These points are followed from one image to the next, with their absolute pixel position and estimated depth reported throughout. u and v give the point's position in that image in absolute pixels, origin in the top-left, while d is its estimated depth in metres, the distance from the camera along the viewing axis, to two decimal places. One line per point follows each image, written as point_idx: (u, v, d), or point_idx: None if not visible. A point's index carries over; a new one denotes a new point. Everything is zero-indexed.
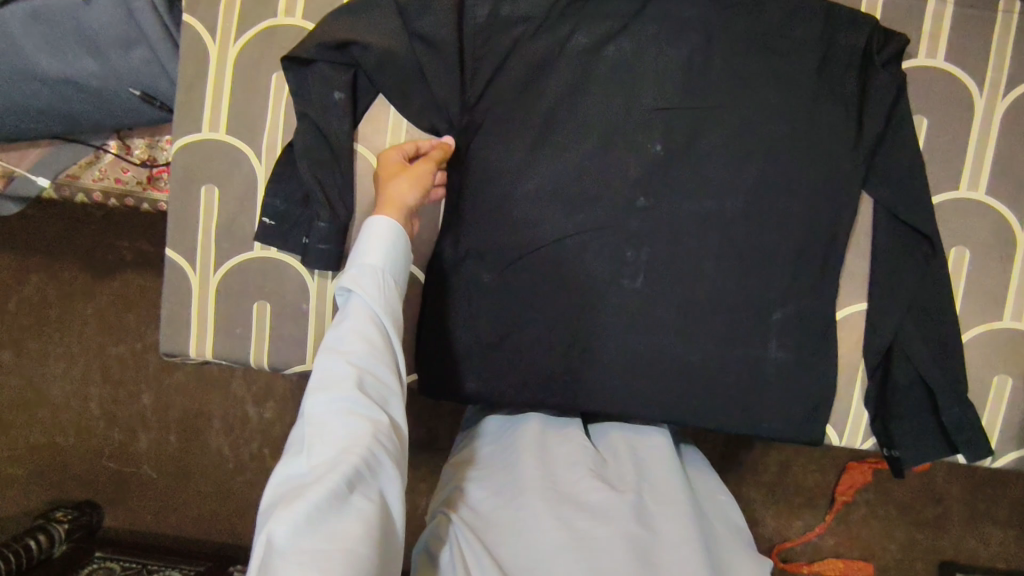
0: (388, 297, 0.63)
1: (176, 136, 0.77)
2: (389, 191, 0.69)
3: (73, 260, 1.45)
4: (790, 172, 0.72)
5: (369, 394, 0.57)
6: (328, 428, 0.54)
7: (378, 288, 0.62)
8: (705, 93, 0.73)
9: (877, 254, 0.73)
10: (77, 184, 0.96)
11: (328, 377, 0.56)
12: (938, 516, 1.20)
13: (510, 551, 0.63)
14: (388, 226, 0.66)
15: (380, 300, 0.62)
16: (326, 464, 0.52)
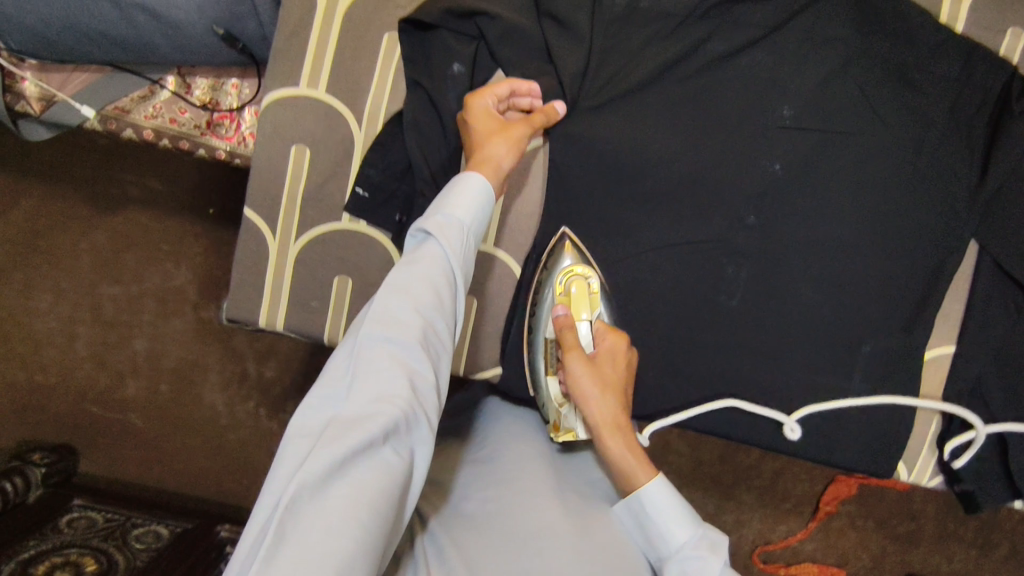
0: (465, 253, 0.57)
1: (269, 87, 0.71)
2: (485, 151, 0.62)
3: (80, 192, 1.35)
4: (907, 208, 0.72)
5: (427, 351, 0.52)
6: (379, 375, 0.49)
7: (460, 242, 0.57)
8: (836, 118, 0.71)
9: (974, 299, 0.73)
10: (127, 119, 0.88)
11: (391, 317, 0.51)
12: (911, 532, 1.30)
13: (484, 544, 0.58)
14: (482, 187, 0.60)
15: (456, 254, 0.56)
16: (368, 406, 0.47)
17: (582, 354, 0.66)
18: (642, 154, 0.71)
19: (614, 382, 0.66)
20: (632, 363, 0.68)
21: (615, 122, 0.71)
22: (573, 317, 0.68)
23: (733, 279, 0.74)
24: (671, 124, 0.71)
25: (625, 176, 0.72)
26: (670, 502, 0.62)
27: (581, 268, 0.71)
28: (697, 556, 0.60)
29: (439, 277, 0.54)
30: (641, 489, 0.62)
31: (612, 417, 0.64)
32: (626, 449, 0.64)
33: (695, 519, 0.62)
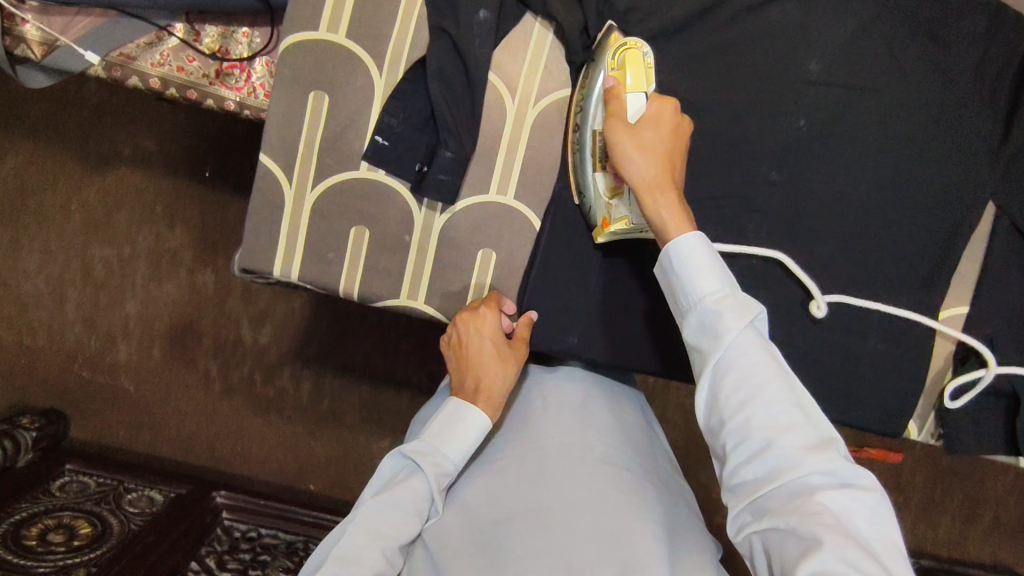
0: (446, 476, 0.70)
1: (288, 30, 0.69)
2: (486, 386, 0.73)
3: (76, 150, 1.32)
4: (926, 168, 0.72)
5: (413, 508, 0.69)
6: (388, 526, 0.67)
7: (437, 478, 0.70)
8: (862, 76, 0.71)
9: (987, 261, 0.75)
10: (132, 66, 0.85)
11: (380, 533, 0.67)
12: (897, 503, 1.37)
13: (493, 541, 0.67)
14: (472, 430, 0.71)
15: (434, 486, 0.70)
16: (358, 558, 0.65)
17: (622, 122, 0.63)
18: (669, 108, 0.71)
19: (655, 144, 0.62)
20: (683, 131, 0.63)
21: None
22: (620, 90, 0.64)
23: (755, 236, 0.74)
24: (697, 78, 0.71)
25: None
26: (700, 255, 0.59)
27: (631, 42, 0.65)
28: (718, 312, 0.58)
29: (441, 451, 0.71)
30: (672, 246, 0.60)
31: (654, 176, 0.61)
32: (670, 205, 0.61)
33: (724, 274, 0.59)
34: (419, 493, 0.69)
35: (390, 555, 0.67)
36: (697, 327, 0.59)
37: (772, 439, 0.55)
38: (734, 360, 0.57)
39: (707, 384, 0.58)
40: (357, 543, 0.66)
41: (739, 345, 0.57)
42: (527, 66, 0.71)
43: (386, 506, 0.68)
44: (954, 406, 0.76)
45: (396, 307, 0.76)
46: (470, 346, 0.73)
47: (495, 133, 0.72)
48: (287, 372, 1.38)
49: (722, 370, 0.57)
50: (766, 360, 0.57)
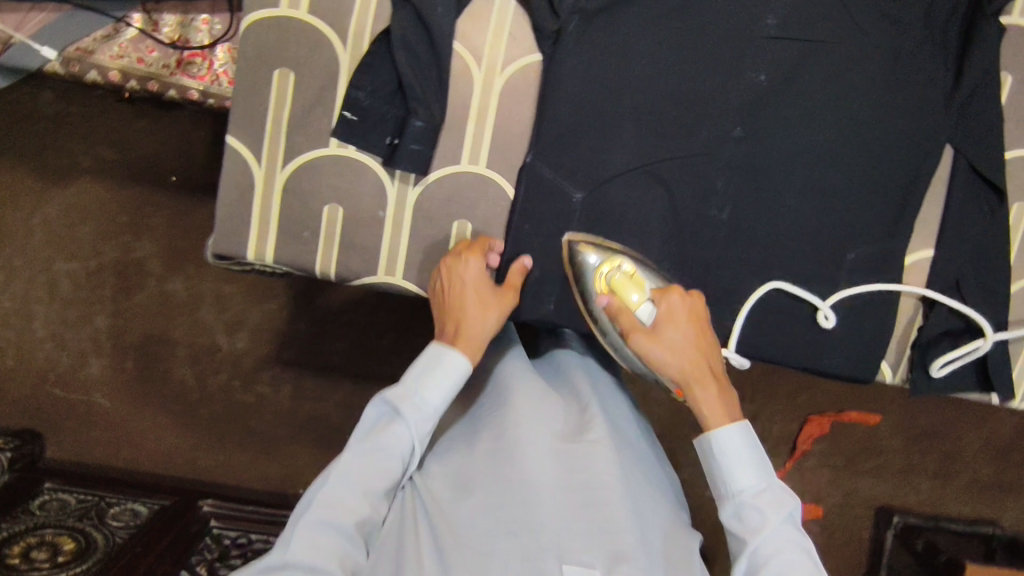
0: (425, 422, 0.67)
1: (248, 9, 0.69)
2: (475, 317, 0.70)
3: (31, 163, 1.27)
4: (886, 115, 0.74)
5: (397, 457, 0.65)
6: (372, 473, 0.64)
7: (419, 422, 0.67)
8: (818, 29, 0.72)
9: (948, 204, 0.76)
10: (90, 61, 0.83)
11: (358, 482, 0.63)
12: (876, 466, 1.39)
13: (463, 518, 0.66)
14: (457, 368, 0.67)
15: (417, 430, 0.66)
16: (338, 509, 0.62)
17: (644, 331, 0.68)
18: (631, 69, 0.72)
19: (682, 341, 0.67)
20: (697, 311, 0.69)
21: (603, 40, 0.71)
22: (620, 302, 0.70)
23: (722, 193, 0.75)
24: (657, 38, 0.72)
25: (615, 93, 0.73)
26: (740, 450, 0.63)
27: (608, 260, 0.72)
28: (756, 505, 0.61)
29: (423, 396, 0.67)
30: (711, 441, 0.64)
31: (695, 372, 0.66)
32: (713, 398, 0.66)
33: (763, 468, 0.63)
34: (401, 441, 0.66)
35: (376, 503, 0.64)
36: (733, 514, 0.63)
37: None
38: (772, 554, 0.59)
39: (746, 565, 0.60)
40: (342, 490, 0.63)
41: (776, 537, 0.59)
42: (491, 35, 0.71)
43: (370, 452, 0.64)
44: (939, 374, 0.77)
45: (375, 285, 0.77)
46: (450, 288, 0.71)
47: (463, 104, 0.72)
48: (266, 377, 1.35)
49: (759, 563, 0.59)
50: (799, 554, 0.59)
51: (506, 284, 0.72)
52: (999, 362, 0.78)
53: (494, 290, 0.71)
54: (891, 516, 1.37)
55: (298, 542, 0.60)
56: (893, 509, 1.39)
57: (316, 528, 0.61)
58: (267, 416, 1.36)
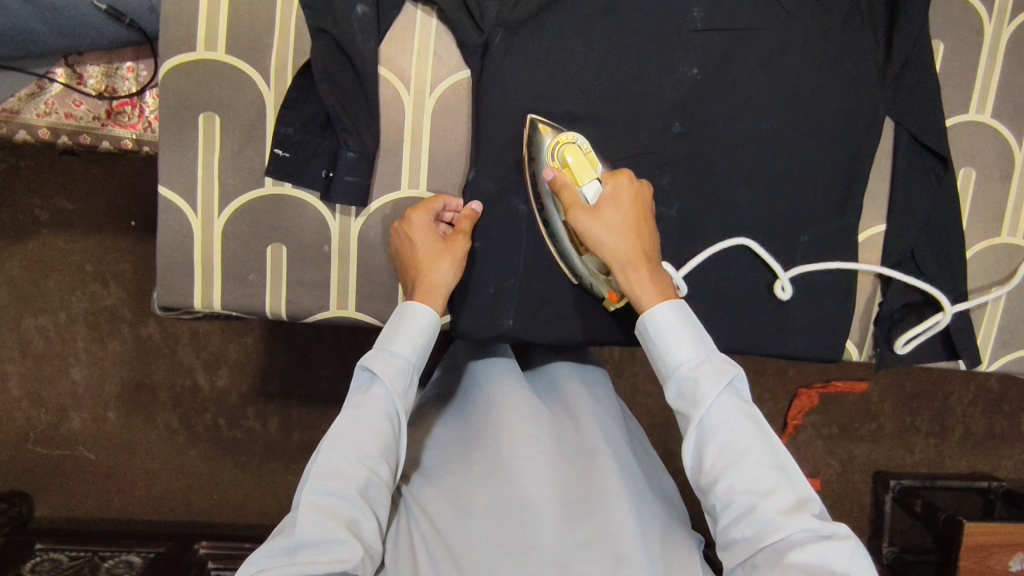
0: (408, 393, 0.63)
1: (164, 55, 0.67)
2: (427, 273, 0.67)
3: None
4: (823, 95, 0.73)
5: (387, 428, 0.60)
6: (363, 437, 0.59)
7: (402, 383, 0.62)
8: (744, 15, 0.72)
9: (895, 175, 0.76)
10: (18, 120, 0.81)
11: (342, 471, 0.57)
12: (873, 432, 1.35)
13: (459, 523, 0.60)
14: (425, 319, 0.64)
15: (401, 395, 0.62)
16: (328, 506, 0.56)
17: (584, 206, 0.65)
18: (564, 73, 0.71)
19: (620, 220, 0.64)
20: (643, 200, 0.66)
21: (533, 47, 0.70)
22: (569, 179, 0.67)
23: (670, 189, 0.74)
24: (585, 40, 0.71)
25: (550, 101, 0.71)
26: (673, 322, 0.60)
27: (565, 137, 0.69)
28: (696, 378, 0.58)
29: (398, 351, 0.63)
30: (647, 314, 0.61)
31: (627, 253, 0.63)
32: (646, 280, 0.62)
33: (699, 339, 0.60)
34: (383, 401, 0.61)
35: (373, 464, 0.58)
36: (676, 392, 0.59)
37: (756, 502, 0.55)
38: (716, 423, 0.57)
39: (693, 444, 0.58)
40: (335, 459, 0.58)
41: (720, 409, 0.57)
42: (416, 56, 0.70)
43: (356, 419, 0.59)
44: (902, 352, 0.77)
45: (329, 319, 0.76)
46: (404, 250, 0.69)
47: (396, 128, 0.71)
48: (252, 411, 1.24)
49: (708, 431, 0.57)
50: (744, 423, 0.57)
51: (455, 231, 0.69)
52: (962, 328, 0.78)
53: (443, 239, 0.68)
54: (889, 480, 1.34)
55: (303, 527, 0.54)
56: (886, 474, 1.35)
57: (315, 496, 0.56)
58: (261, 454, 1.25)
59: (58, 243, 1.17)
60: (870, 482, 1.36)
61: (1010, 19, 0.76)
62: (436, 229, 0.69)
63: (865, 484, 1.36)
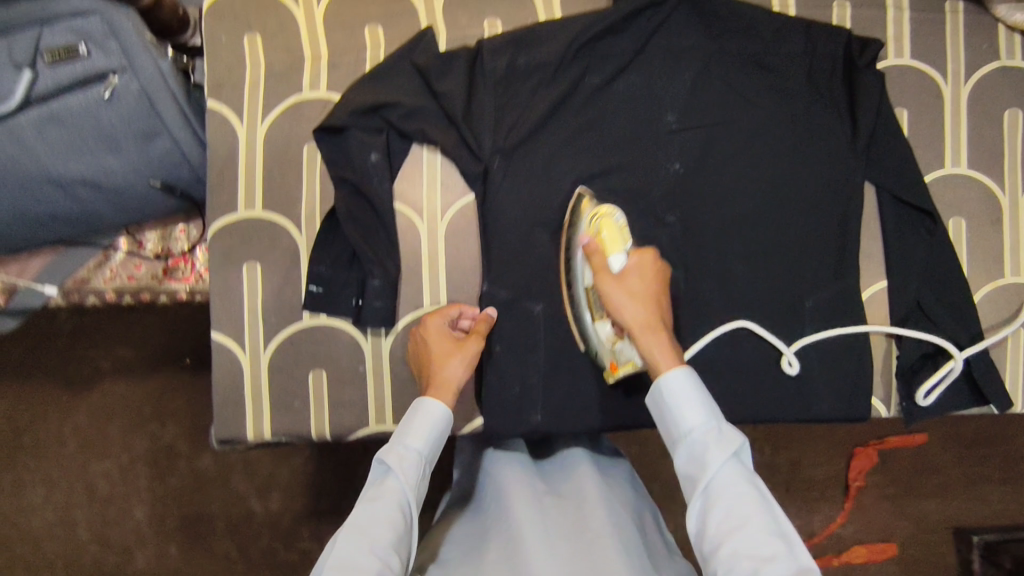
0: (420, 487, 0.65)
1: (211, 218, 0.78)
2: (442, 370, 0.71)
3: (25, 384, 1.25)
4: (800, 172, 0.79)
5: (398, 522, 0.60)
6: (377, 530, 0.59)
7: (414, 476, 0.64)
8: (714, 113, 0.79)
9: (885, 234, 0.81)
10: (88, 287, 0.93)
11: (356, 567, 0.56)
12: (938, 485, 1.30)
13: None
14: (438, 415, 0.68)
15: (413, 487, 0.64)
16: None
17: (609, 274, 0.68)
18: (558, 185, 0.79)
19: (643, 289, 0.67)
20: (663, 277, 0.70)
21: (527, 167, 0.78)
22: (600, 247, 0.71)
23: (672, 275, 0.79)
24: (574, 153, 0.79)
25: (549, 210, 0.79)
26: (688, 388, 0.61)
27: (603, 211, 0.74)
28: (705, 443, 0.59)
29: (409, 445, 0.66)
30: (662, 375, 0.62)
31: (642, 317, 0.65)
32: (660, 344, 0.64)
33: (710, 409, 0.61)
34: (395, 493, 0.62)
35: (387, 557, 0.58)
36: (686, 457, 0.60)
37: (756, 565, 0.53)
38: (720, 491, 0.57)
39: (699, 507, 0.58)
40: (348, 550, 0.58)
41: (725, 476, 0.57)
42: (426, 188, 0.79)
43: (368, 513, 0.60)
44: (926, 403, 0.78)
45: (369, 435, 0.80)
46: (421, 351, 0.74)
47: (415, 253, 0.79)
48: (305, 531, 1.26)
49: (711, 497, 0.57)
50: (748, 489, 0.57)
51: (471, 333, 0.74)
52: (986, 368, 0.78)
53: (459, 341, 0.74)
54: (971, 538, 1.27)
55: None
56: (967, 529, 1.29)
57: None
58: None
59: (121, 388, 1.26)
60: (949, 541, 1.29)
61: (965, 79, 0.81)
62: (452, 333, 0.74)
63: (943, 543, 1.29)
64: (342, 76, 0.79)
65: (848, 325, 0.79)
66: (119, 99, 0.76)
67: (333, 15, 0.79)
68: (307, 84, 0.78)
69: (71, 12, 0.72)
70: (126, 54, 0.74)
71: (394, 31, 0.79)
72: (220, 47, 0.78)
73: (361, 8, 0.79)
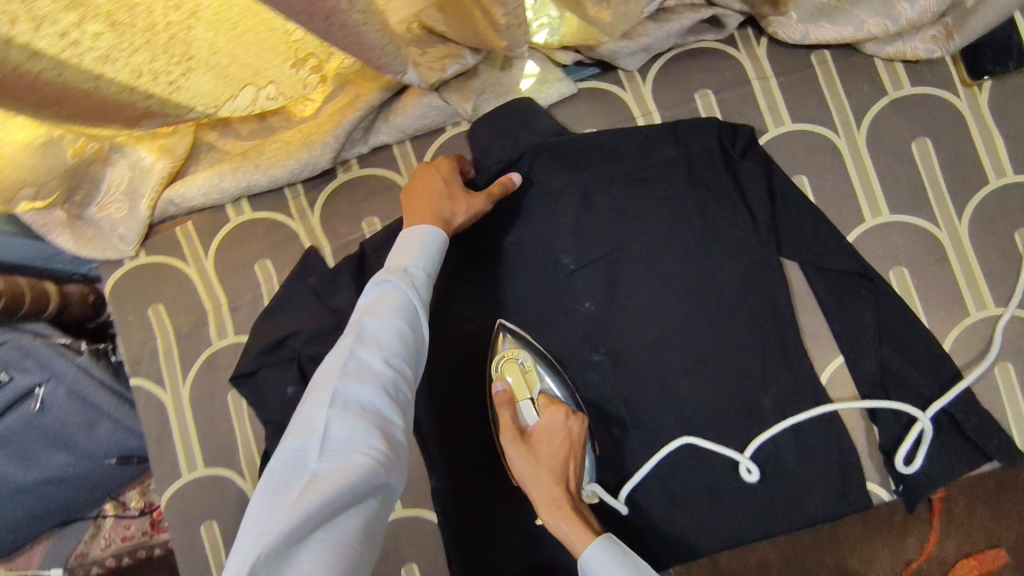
0: (422, 313, 0.62)
1: (162, 489, 0.79)
2: (432, 198, 0.69)
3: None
4: (714, 273, 0.75)
5: (394, 406, 0.56)
6: (370, 361, 0.57)
7: (416, 291, 0.63)
8: (608, 242, 0.76)
9: (823, 309, 0.75)
10: (87, 560, 0.96)
11: (354, 406, 0.53)
12: None
13: None
14: (433, 237, 0.66)
15: (416, 300, 0.62)
16: (339, 463, 0.50)
17: (516, 433, 0.67)
18: (473, 361, 0.76)
19: (550, 456, 0.65)
20: (577, 438, 0.67)
21: (438, 352, 0.77)
22: (509, 396, 0.70)
23: (616, 415, 0.76)
24: (481, 323, 0.77)
25: (472, 389, 0.76)
26: (607, 560, 0.60)
27: (511, 353, 0.72)
28: None
29: (412, 265, 0.65)
30: (581, 552, 0.61)
31: (546, 491, 0.64)
32: (571, 519, 0.63)
33: (635, 572, 0.60)
34: (399, 302, 0.61)
35: (377, 394, 0.55)
36: None
37: None
38: None
39: None
40: (359, 364, 0.56)
41: None
42: None
43: (366, 340, 0.58)
44: (908, 472, 0.71)
45: None
46: (425, 190, 0.71)
47: None
48: None
49: None
50: None
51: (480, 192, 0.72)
52: (977, 423, 0.71)
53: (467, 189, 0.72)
54: None
55: (334, 435, 0.51)
56: None
57: (341, 391, 0.54)
58: None
59: None
60: None
61: (856, 125, 0.76)
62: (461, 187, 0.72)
63: None
64: (244, 316, 0.80)
65: (812, 408, 0.73)
66: (51, 405, 0.80)
67: (222, 263, 0.81)
68: (215, 336, 0.80)
69: None
70: (46, 367, 0.79)
71: (281, 259, 0.81)
72: (130, 325, 0.81)
73: (245, 249, 0.81)
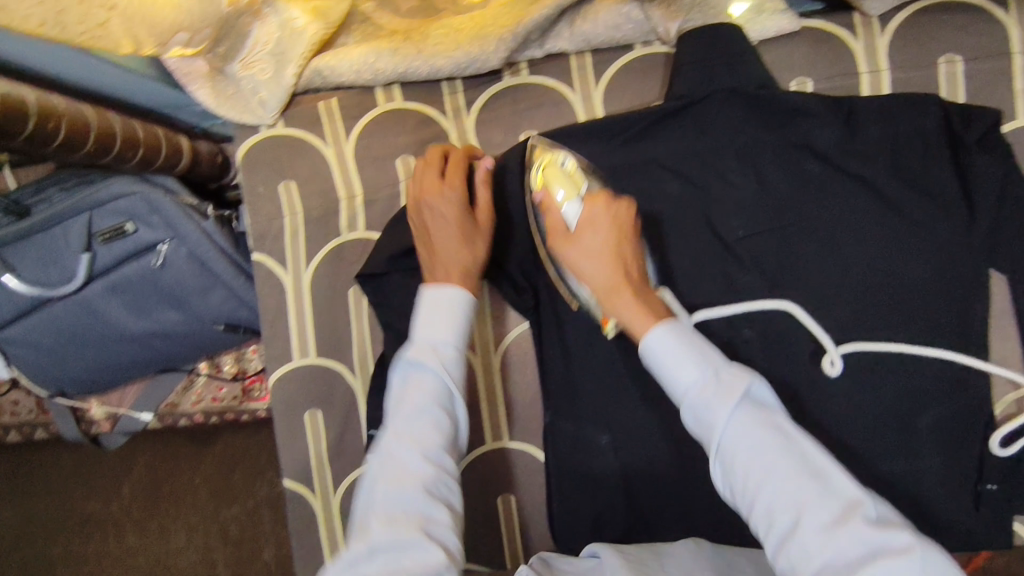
0: (453, 390, 0.56)
1: (272, 369, 0.78)
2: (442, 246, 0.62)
3: (56, 501, 1.17)
4: (917, 270, 0.64)
5: (438, 500, 0.51)
6: (407, 463, 0.52)
7: (449, 369, 0.57)
8: (791, 211, 0.66)
9: (1023, 336, 0.66)
10: (178, 411, 0.99)
11: (395, 522, 0.49)
12: None
13: None
14: (455, 294, 0.59)
15: (449, 378, 0.56)
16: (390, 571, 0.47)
17: (561, 234, 0.59)
18: None
19: (600, 246, 0.57)
20: (625, 217, 0.58)
21: None
22: (550, 197, 0.61)
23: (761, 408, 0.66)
24: None
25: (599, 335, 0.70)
26: (673, 344, 0.51)
27: (546, 158, 0.63)
28: (705, 401, 0.48)
29: (444, 339, 0.58)
30: (641, 344, 0.52)
31: (605, 280, 0.56)
32: (632, 307, 0.55)
33: (704, 356, 0.50)
34: (430, 387, 0.55)
35: (416, 502, 0.50)
36: (692, 420, 0.50)
37: (796, 518, 0.44)
38: (736, 449, 0.47)
39: (721, 473, 0.48)
40: (396, 459, 0.52)
41: (739, 425, 0.47)
42: (475, 323, 0.78)
43: (403, 437, 0.53)
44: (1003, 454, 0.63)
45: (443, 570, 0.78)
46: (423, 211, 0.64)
47: (471, 387, 0.77)
48: None
49: (728, 455, 0.47)
50: (772, 436, 0.46)
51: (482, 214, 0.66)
52: None
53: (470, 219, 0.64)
54: None
55: (384, 557, 0.48)
56: None
57: (384, 507, 0.50)
58: None
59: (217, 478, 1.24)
60: None
61: None
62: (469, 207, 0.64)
63: None
64: (378, 213, 0.76)
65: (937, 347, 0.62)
66: (170, 263, 0.78)
67: (362, 151, 0.76)
68: (346, 227, 0.76)
69: (113, 196, 0.73)
70: (170, 224, 0.75)
71: None
72: (258, 198, 0.76)
73: (391, 141, 0.76)
